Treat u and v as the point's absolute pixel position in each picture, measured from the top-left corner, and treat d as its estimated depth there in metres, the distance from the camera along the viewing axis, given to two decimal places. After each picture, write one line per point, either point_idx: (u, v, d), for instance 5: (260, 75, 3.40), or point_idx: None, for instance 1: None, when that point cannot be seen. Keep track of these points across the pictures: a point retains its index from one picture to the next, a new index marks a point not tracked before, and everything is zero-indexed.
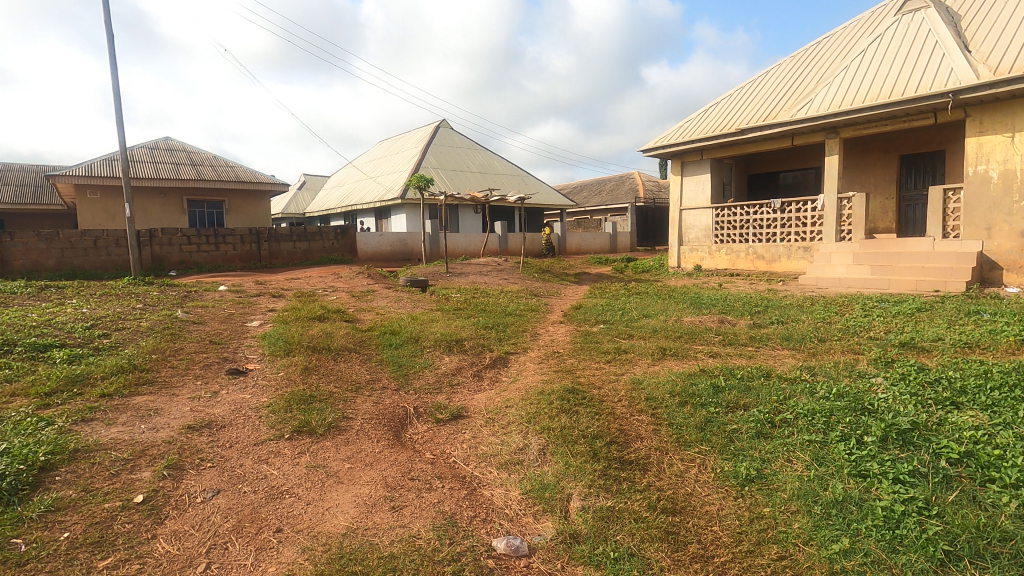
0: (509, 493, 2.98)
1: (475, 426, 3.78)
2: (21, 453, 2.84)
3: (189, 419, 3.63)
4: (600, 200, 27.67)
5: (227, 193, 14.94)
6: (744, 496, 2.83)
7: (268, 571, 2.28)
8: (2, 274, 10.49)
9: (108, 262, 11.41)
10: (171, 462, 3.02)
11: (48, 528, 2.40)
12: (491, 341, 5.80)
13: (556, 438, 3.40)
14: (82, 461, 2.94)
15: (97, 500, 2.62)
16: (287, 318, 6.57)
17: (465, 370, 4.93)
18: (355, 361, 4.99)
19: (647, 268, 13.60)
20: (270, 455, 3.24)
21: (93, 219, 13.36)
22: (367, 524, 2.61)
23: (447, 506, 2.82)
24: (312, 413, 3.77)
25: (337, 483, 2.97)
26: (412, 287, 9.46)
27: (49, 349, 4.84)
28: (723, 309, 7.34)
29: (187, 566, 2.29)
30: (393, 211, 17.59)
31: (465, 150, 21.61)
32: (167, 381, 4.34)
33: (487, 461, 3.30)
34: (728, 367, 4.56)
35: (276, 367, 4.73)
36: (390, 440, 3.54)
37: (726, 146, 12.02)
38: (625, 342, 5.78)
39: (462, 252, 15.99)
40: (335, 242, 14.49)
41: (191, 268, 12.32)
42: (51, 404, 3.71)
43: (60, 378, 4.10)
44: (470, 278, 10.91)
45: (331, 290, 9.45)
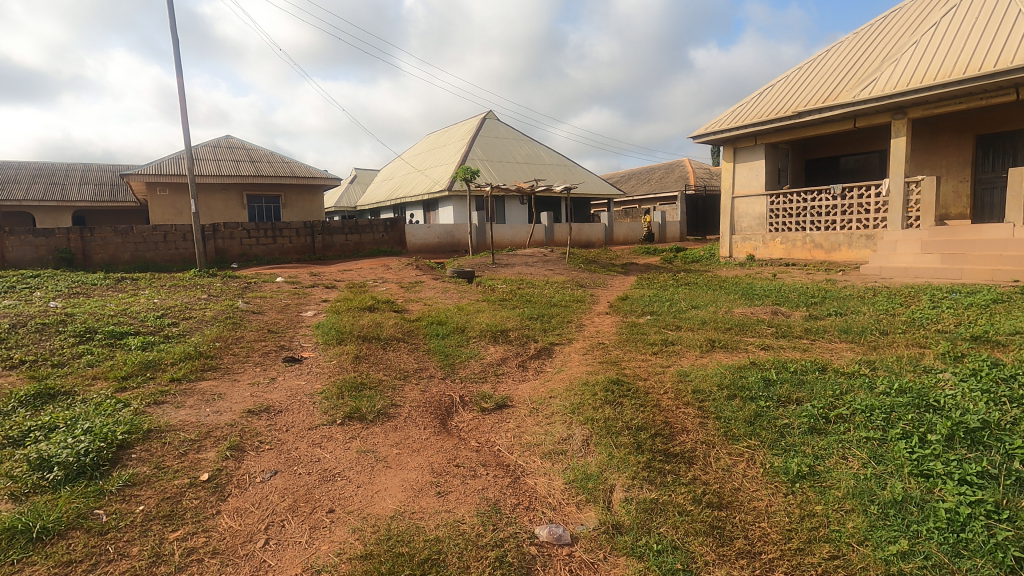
0: (552, 482, 3.00)
1: (520, 416, 3.83)
2: (102, 432, 3.10)
3: (249, 404, 3.84)
4: (648, 189, 27.13)
5: (283, 187, 15.53)
6: (795, 493, 2.75)
7: (322, 549, 2.39)
8: (84, 267, 11.32)
9: (177, 255, 12.14)
10: (233, 444, 3.21)
11: (125, 501, 2.60)
12: (536, 331, 5.82)
13: (600, 429, 3.39)
14: (155, 440, 3.17)
15: (168, 477, 2.82)
16: (339, 308, 6.80)
17: (510, 360, 4.98)
18: (403, 350, 5.12)
19: (697, 258, 13.24)
20: (323, 440, 3.39)
21: (163, 215, 14.23)
22: (414, 508, 2.70)
23: (492, 493, 2.87)
24: (362, 399, 3.92)
25: (386, 468, 3.08)
26: (458, 278, 9.59)
27: (125, 336, 5.22)
28: (777, 300, 7.08)
29: (248, 541, 2.44)
30: (440, 203, 17.85)
31: (511, 141, 21.62)
32: (229, 367, 4.60)
33: (531, 450, 3.34)
34: (781, 360, 4.41)
35: (329, 355, 4.93)
36: (436, 427, 3.63)
37: (783, 130, 11.51)
38: (672, 333, 5.67)
39: (509, 243, 16.06)
40: (384, 235, 14.83)
41: (250, 260, 12.94)
42: (128, 387, 4.01)
43: (134, 363, 4.42)
44: (516, 269, 10.96)
45: (381, 281, 9.72)
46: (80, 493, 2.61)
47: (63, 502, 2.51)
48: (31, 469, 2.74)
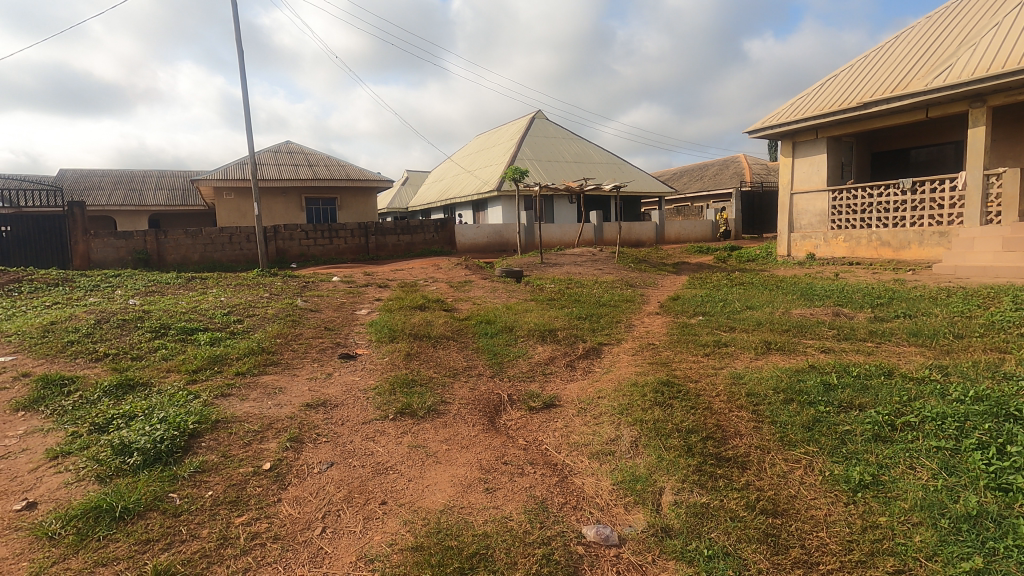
0: (600, 482, 2.99)
1: (568, 415, 3.83)
2: (176, 421, 3.32)
3: (307, 398, 4.02)
4: (702, 186, 26.39)
5: (338, 190, 16.08)
6: (857, 503, 2.63)
7: (375, 539, 2.48)
8: (158, 267, 12.12)
9: (241, 256, 12.80)
10: (293, 436, 3.37)
11: (196, 486, 2.78)
12: (584, 331, 5.80)
13: (649, 431, 3.35)
14: (222, 430, 3.37)
15: (234, 465, 2.99)
16: (391, 307, 6.99)
17: (558, 359, 4.98)
18: (453, 348, 5.22)
19: (753, 257, 12.79)
20: (376, 434, 3.50)
21: (229, 218, 15.03)
22: (463, 503, 2.75)
23: (539, 492, 2.89)
24: (413, 396, 4.02)
25: (435, 463, 3.16)
26: (507, 278, 9.67)
27: (195, 332, 5.56)
28: (839, 301, 6.75)
29: (306, 528, 2.56)
30: (489, 203, 18.00)
31: (560, 140, 21.56)
32: (289, 363, 4.83)
33: (579, 450, 3.33)
34: (843, 363, 4.20)
35: (382, 352, 5.09)
36: (484, 425, 3.68)
37: (846, 122, 10.95)
38: (726, 335, 5.51)
39: (558, 243, 16.03)
40: (435, 235, 15.13)
41: (308, 260, 13.48)
42: (198, 379, 4.28)
43: (204, 357, 4.70)
44: (565, 269, 10.93)
45: (431, 281, 9.92)
46: (156, 477, 2.81)
47: (142, 484, 2.72)
48: (114, 454, 2.97)
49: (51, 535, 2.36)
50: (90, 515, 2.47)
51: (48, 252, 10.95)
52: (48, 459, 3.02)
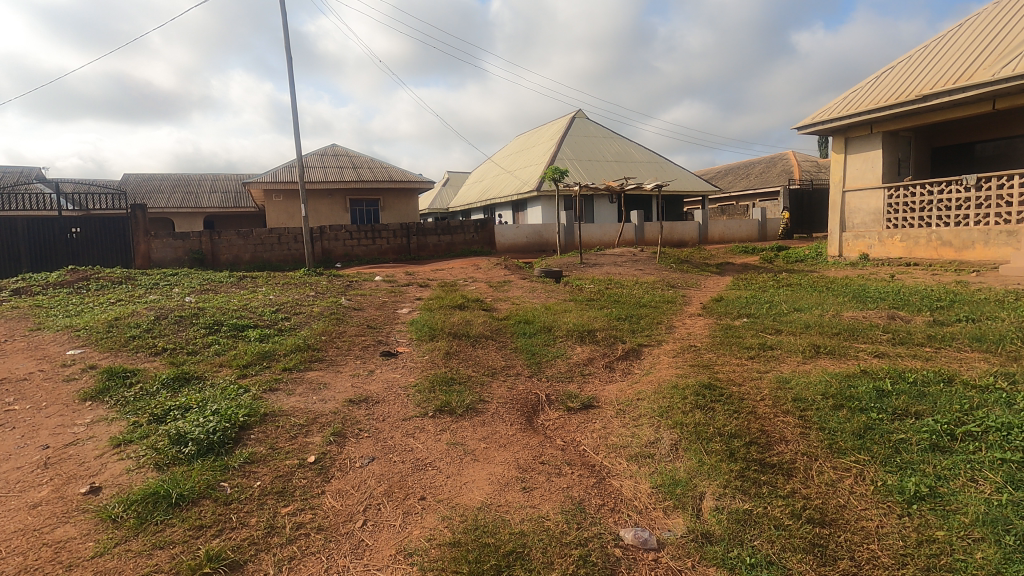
0: (638, 485, 2.95)
1: (606, 417, 3.80)
2: (227, 414, 3.47)
3: (351, 394, 4.13)
4: (748, 184, 25.63)
5: (381, 191, 16.42)
6: (912, 515, 2.51)
7: (413, 534, 2.53)
8: (212, 266, 12.68)
9: (289, 256, 13.26)
10: (337, 431, 3.47)
11: (245, 476, 2.90)
12: (623, 332, 5.74)
13: (689, 434, 3.28)
14: (270, 423, 3.50)
15: (281, 457, 3.11)
16: (432, 306, 7.11)
17: (597, 360, 4.94)
18: (491, 347, 5.25)
19: (801, 258, 12.34)
20: (416, 430, 3.56)
21: (278, 219, 15.59)
22: (500, 501, 2.77)
23: (577, 492, 2.88)
24: (452, 394, 4.08)
25: (473, 461, 3.19)
26: (546, 278, 9.66)
27: (246, 329, 5.79)
28: (895, 303, 6.43)
29: (348, 520, 2.63)
30: (529, 203, 18.01)
31: (601, 139, 21.37)
32: (333, 360, 4.97)
33: (617, 452, 3.30)
34: (898, 369, 4.01)
35: (422, 350, 5.18)
36: (522, 424, 3.69)
37: (903, 116, 10.43)
38: (772, 337, 5.35)
39: (598, 243, 15.89)
40: (475, 235, 15.25)
41: (352, 261, 13.83)
42: (248, 374, 4.47)
43: (253, 353, 4.89)
44: (605, 269, 10.85)
45: (471, 280, 10.04)
46: (209, 466, 2.95)
47: (196, 473, 2.85)
48: (171, 443, 3.14)
49: (114, 518, 2.51)
50: (148, 500, 2.61)
51: (113, 252, 11.57)
52: (112, 446, 3.21)
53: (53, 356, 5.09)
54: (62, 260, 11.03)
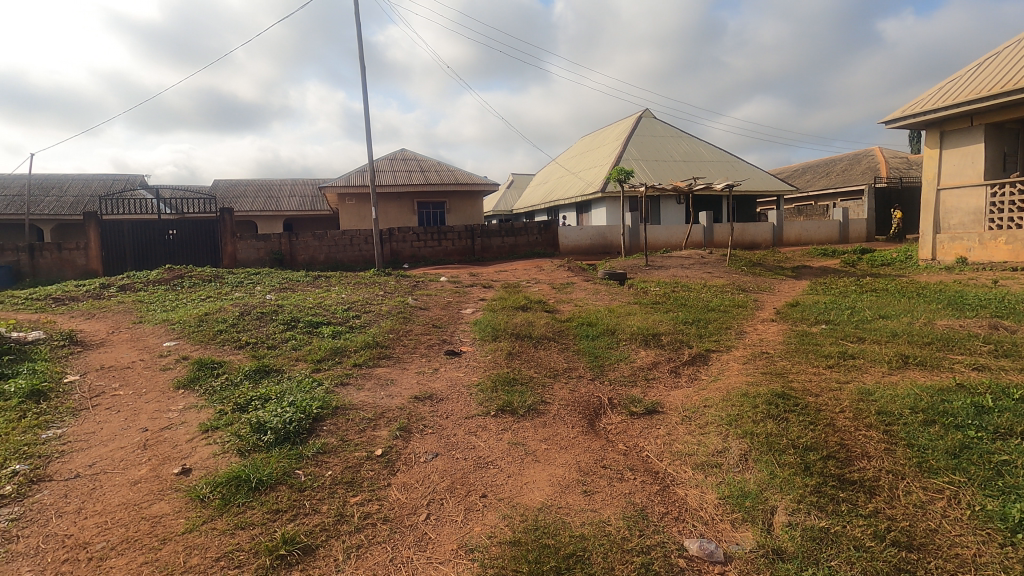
0: (704, 495, 2.86)
1: (671, 423, 3.70)
2: (303, 405, 3.67)
3: (416, 391, 4.25)
4: (828, 183, 24.15)
5: (447, 194, 16.77)
6: (1015, 546, 2.27)
7: (474, 530, 2.57)
8: (291, 265, 13.41)
9: (360, 256, 13.81)
10: (402, 426, 3.58)
11: (317, 465, 3.05)
12: (690, 336, 5.57)
13: (760, 445, 3.14)
14: (341, 416, 3.67)
15: (350, 449, 3.25)
16: (495, 307, 7.20)
17: (662, 365, 4.82)
18: (553, 349, 5.24)
19: (888, 262, 11.51)
20: (478, 429, 3.62)
21: (351, 222, 16.29)
22: (561, 503, 2.76)
23: (639, 499, 2.82)
24: (514, 394, 4.11)
25: (534, 461, 3.20)
26: (610, 280, 9.54)
27: (320, 325, 6.09)
28: (998, 312, 5.86)
29: (412, 513, 2.71)
30: (594, 205, 17.84)
31: (669, 138, 20.84)
32: (400, 357, 5.12)
33: (682, 460, 3.20)
34: (1000, 383, 3.65)
35: (485, 350, 5.25)
36: (584, 427, 3.66)
37: (1009, 107, 9.49)
38: (853, 346, 5.02)
39: (664, 245, 15.48)
40: (539, 237, 15.26)
41: (419, 262, 14.22)
42: (322, 368, 4.71)
43: (326, 349, 5.14)
44: (671, 272, 10.55)
45: (534, 282, 10.06)
46: (285, 454, 3.13)
47: (274, 460, 3.04)
48: (252, 431, 3.36)
49: (201, 498, 2.72)
50: (232, 483, 2.81)
51: (203, 252, 12.52)
52: (201, 431, 3.48)
53: (152, 347, 5.58)
54: (160, 259, 12.23)
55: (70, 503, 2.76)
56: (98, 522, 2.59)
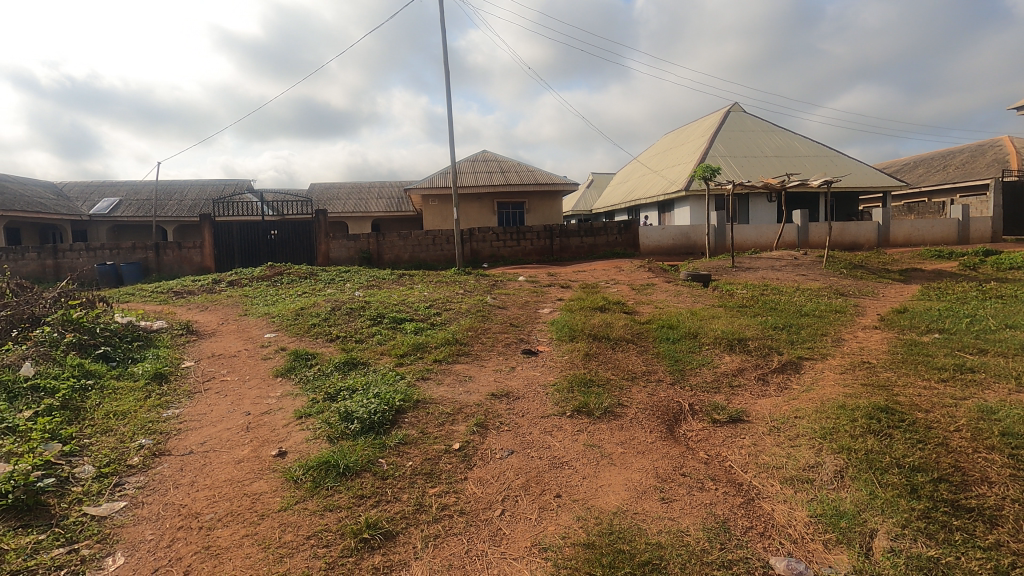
0: (793, 511, 2.68)
1: (757, 433, 3.51)
2: (387, 397, 3.85)
3: (493, 388, 4.32)
4: (946, 177, 21.81)
5: (527, 194, 16.89)
6: None
7: (548, 529, 2.58)
8: (378, 263, 14.02)
9: (442, 255, 14.23)
10: (479, 421, 3.65)
11: (399, 455, 3.19)
12: (779, 342, 5.25)
13: (859, 461, 2.90)
14: (421, 409, 3.81)
15: (429, 441, 3.36)
16: (573, 307, 7.16)
17: (748, 372, 4.58)
18: (632, 351, 5.13)
19: (1017, 264, 10.22)
20: (554, 428, 3.62)
21: (434, 222, 16.83)
22: (637, 509, 2.71)
23: (720, 510, 2.70)
24: (590, 395, 4.07)
25: (610, 464, 3.15)
26: (694, 281, 9.19)
27: (403, 322, 6.36)
28: None
29: (487, 507, 2.77)
30: (676, 204, 17.27)
31: (760, 133, 19.74)
32: (478, 354, 5.24)
33: (769, 473, 3.03)
34: None
35: (562, 350, 5.24)
36: (663, 432, 3.56)
37: None
38: (972, 358, 4.51)
39: (752, 245, 14.68)
40: (619, 237, 14.98)
41: (498, 261, 14.45)
42: (404, 362, 4.91)
43: (409, 344, 5.36)
44: (759, 274, 9.99)
45: (613, 283, 9.91)
46: (370, 443, 3.30)
47: (360, 448, 3.21)
48: (340, 419, 3.57)
49: (294, 479, 2.93)
50: (321, 467, 3.00)
51: (300, 251, 13.44)
52: (296, 417, 3.74)
53: (256, 337, 6.08)
54: (264, 257, 13.28)
55: (184, 476, 3.07)
56: (207, 494, 2.86)
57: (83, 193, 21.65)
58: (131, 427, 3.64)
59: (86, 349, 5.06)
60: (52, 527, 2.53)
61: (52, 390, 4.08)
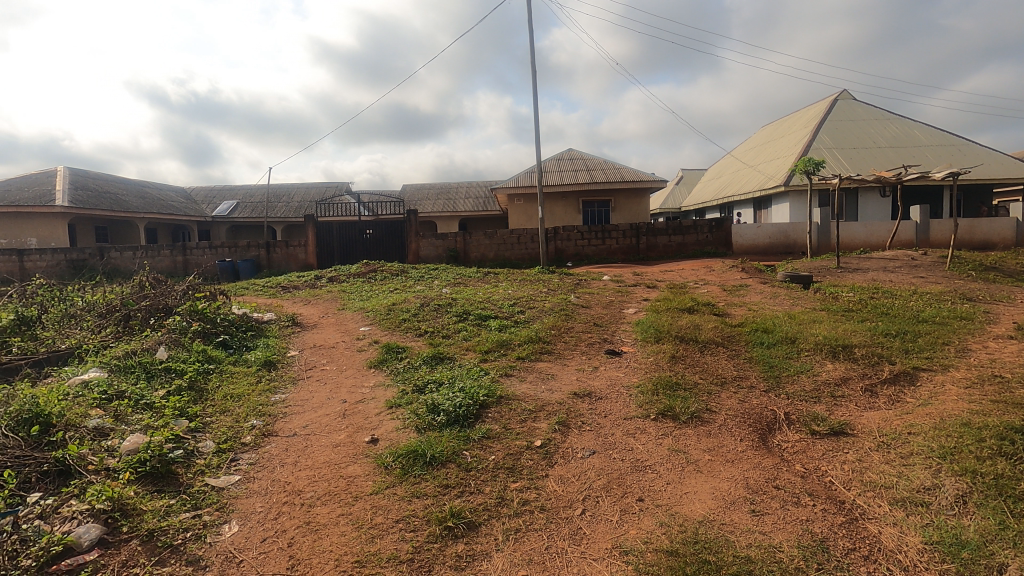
0: (905, 536, 2.46)
1: (863, 448, 3.24)
2: (472, 392, 3.96)
3: (575, 387, 4.31)
4: None
5: (613, 192, 16.62)
6: None
7: (630, 532, 2.54)
8: (465, 260, 14.30)
9: (527, 254, 14.33)
10: (561, 420, 3.66)
11: (482, 449, 3.27)
12: (891, 351, 4.79)
13: (987, 487, 2.60)
14: (504, 405, 3.87)
15: (512, 437, 3.42)
16: (659, 307, 6.96)
17: (853, 382, 4.22)
18: (721, 355, 4.91)
19: None
20: (637, 431, 3.55)
21: (519, 221, 17.01)
22: (725, 519, 2.60)
23: (818, 528, 2.53)
24: (676, 399, 3.94)
25: (696, 472, 3.04)
26: (792, 282, 8.62)
27: (488, 319, 6.50)
28: None
29: (568, 506, 2.77)
30: (774, 200, 16.23)
31: (873, 121, 18.06)
32: (561, 353, 5.24)
33: (876, 492, 2.79)
34: None
35: (647, 352, 5.11)
36: (755, 442, 3.38)
37: None
38: None
39: (861, 244, 13.50)
40: (710, 235, 14.31)
41: (583, 260, 14.36)
42: (489, 358, 5.03)
43: (493, 340, 5.47)
44: (869, 275, 9.18)
45: (702, 283, 9.53)
46: (455, 435, 3.41)
47: (446, 439, 3.33)
48: (428, 411, 3.72)
49: (385, 465, 3.10)
50: (410, 455, 3.14)
51: (393, 249, 14.13)
52: (387, 407, 3.96)
53: (352, 330, 6.49)
54: (360, 255, 14.13)
55: (289, 456, 3.35)
56: (308, 474, 3.10)
57: (207, 197, 24.08)
58: (244, 408, 4.02)
59: (208, 337, 5.64)
60: (181, 493, 2.86)
61: (180, 371, 4.60)
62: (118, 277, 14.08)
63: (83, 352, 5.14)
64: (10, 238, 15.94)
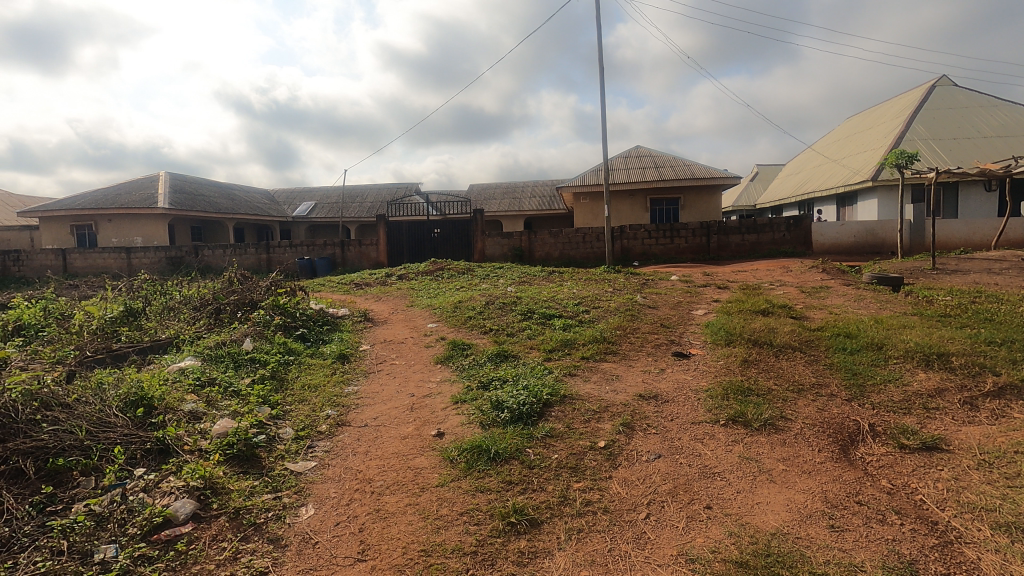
0: (1010, 565, 2.23)
1: (961, 466, 2.97)
2: (536, 391, 3.98)
3: (640, 389, 4.22)
4: None
5: (683, 190, 16.12)
6: None
7: (696, 540, 2.47)
8: (529, 259, 14.35)
9: (592, 253, 14.17)
10: (626, 421, 3.61)
11: (545, 447, 3.28)
12: (995, 361, 4.35)
13: None
14: (568, 404, 3.86)
15: (575, 437, 3.40)
16: (730, 309, 6.69)
17: (950, 394, 3.88)
18: (798, 361, 4.65)
19: None
20: (706, 436, 3.43)
21: (585, 220, 16.86)
22: (801, 533, 2.47)
23: (906, 549, 2.35)
24: (748, 405, 3.77)
25: (769, 482, 2.90)
26: (879, 285, 8.02)
27: (552, 318, 6.50)
28: None
29: (633, 509, 2.73)
30: (860, 197, 15.16)
31: (977, 109, 16.44)
32: (626, 354, 5.16)
33: (975, 514, 2.55)
34: None
35: (717, 355, 4.93)
36: (835, 453, 3.19)
37: None
38: None
39: (961, 243, 12.36)
40: (787, 234, 13.57)
41: (650, 259, 14.04)
42: (553, 357, 5.03)
43: (557, 340, 5.46)
44: (970, 278, 8.39)
45: (778, 284, 9.07)
46: (518, 432, 3.44)
47: (510, 436, 3.37)
48: (492, 408, 3.78)
49: (450, 459, 3.17)
50: (474, 450, 3.20)
51: (460, 247, 14.45)
52: (453, 402, 4.05)
53: (420, 327, 6.68)
54: (428, 253, 14.55)
55: (360, 445, 3.50)
56: (378, 463, 3.24)
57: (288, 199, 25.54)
58: (320, 398, 4.24)
59: (289, 330, 6.00)
60: (264, 475, 3.06)
61: (264, 362, 4.93)
62: (210, 274, 15.22)
63: (180, 342, 5.60)
64: (120, 237, 17.62)
